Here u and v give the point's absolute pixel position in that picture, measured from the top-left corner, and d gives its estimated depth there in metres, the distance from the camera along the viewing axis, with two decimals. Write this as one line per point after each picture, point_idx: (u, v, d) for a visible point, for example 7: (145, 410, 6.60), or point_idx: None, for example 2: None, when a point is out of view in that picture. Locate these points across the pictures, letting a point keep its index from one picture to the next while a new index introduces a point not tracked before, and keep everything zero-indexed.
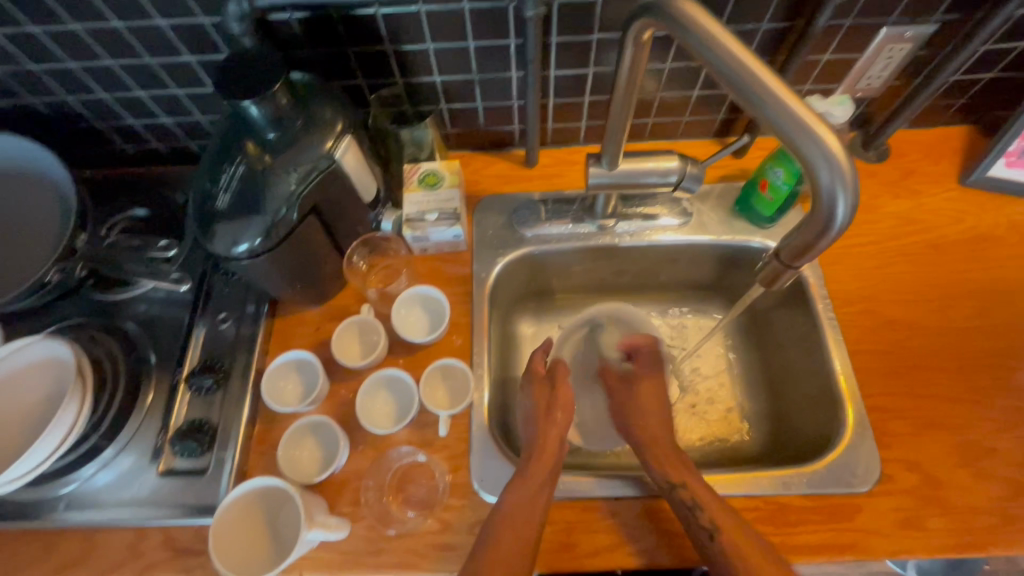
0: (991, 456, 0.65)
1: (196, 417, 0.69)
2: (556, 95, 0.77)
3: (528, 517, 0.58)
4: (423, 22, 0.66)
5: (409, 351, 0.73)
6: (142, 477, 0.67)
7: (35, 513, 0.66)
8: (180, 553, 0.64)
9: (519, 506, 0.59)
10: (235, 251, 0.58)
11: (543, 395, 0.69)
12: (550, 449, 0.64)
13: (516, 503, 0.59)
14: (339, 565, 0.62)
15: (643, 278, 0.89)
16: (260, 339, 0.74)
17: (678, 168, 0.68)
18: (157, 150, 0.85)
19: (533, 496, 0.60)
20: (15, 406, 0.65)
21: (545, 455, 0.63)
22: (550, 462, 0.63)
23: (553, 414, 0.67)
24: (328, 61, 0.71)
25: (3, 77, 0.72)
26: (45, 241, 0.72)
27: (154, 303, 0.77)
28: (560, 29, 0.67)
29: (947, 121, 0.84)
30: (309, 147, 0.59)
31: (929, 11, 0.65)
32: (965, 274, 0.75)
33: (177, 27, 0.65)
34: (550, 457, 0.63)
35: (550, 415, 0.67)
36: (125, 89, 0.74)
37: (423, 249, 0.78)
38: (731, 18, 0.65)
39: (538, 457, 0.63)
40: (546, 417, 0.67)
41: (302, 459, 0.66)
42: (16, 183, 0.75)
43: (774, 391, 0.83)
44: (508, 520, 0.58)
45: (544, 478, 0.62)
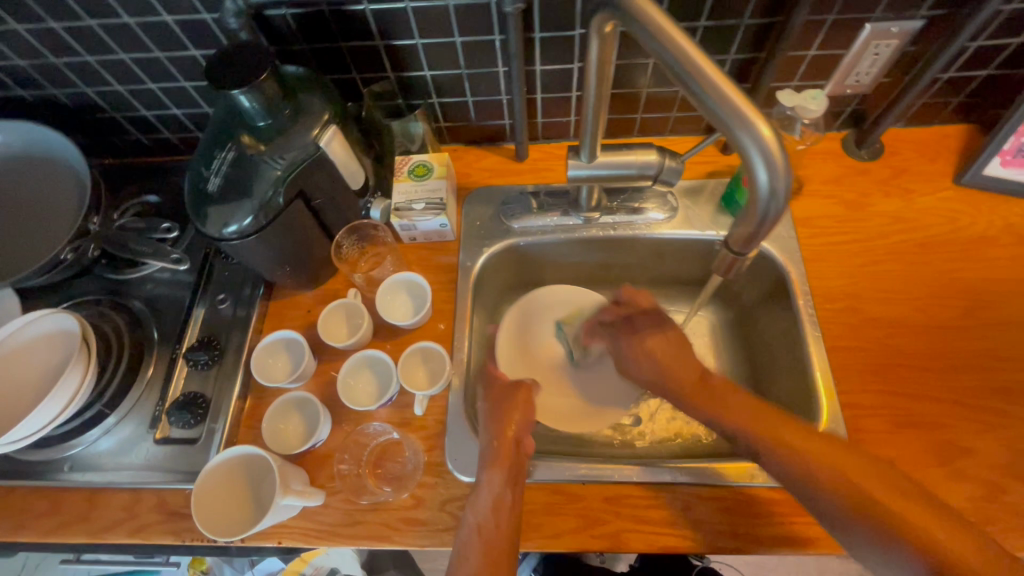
0: (970, 457, 0.64)
1: (192, 390, 0.73)
2: (543, 90, 0.79)
3: (495, 520, 0.58)
4: (410, 18, 0.69)
5: (394, 334, 0.76)
6: (140, 444, 0.72)
7: (43, 472, 0.71)
8: (171, 516, 0.68)
9: (488, 512, 0.58)
10: (226, 232, 0.62)
11: (501, 398, 0.67)
12: (512, 452, 0.62)
13: (483, 506, 0.59)
14: (316, 534, 0.65)
15: (631, 273, 0.90)
16: (254, 320, 0.78)
17: (656, 161, 0.68)
18: (168, 141, 0.90)
19: (496, 498, 0.59)
20: (27, 372, 0.70)
21: (503, 458, 0.62)
22: (513, 467, 0.61)
23: (511, 418, 0.65)
24: (323, 56, 0.74)
25: (28, 70, 0.78)
26: (61, 222, 0.78)
27: (159, 283, 0.82)
28: (543, 26, 0.69)
29: (945, 119, 0.83)
30: (296, 135, 0.63)
31: (914, 6, 0.65)
32: (954, 274, 0.74)
33: (182, 23, 0.69)
34: (511, 462, 0.62)
35: (506, 417, 0.65)
36: (137, 81, 0.79)
37: (412, 238, 0.81)
38: (710, 14, 0.66)
39: (496, 466, 0.61)
40: (503, 419, 0.65)
41: (286, 432, 0.70)
42: (38, 168, 0.81)
43: (758, 389, 0.83)
44: (478, 529, 0.57)
45: (504, 482, 0.60)
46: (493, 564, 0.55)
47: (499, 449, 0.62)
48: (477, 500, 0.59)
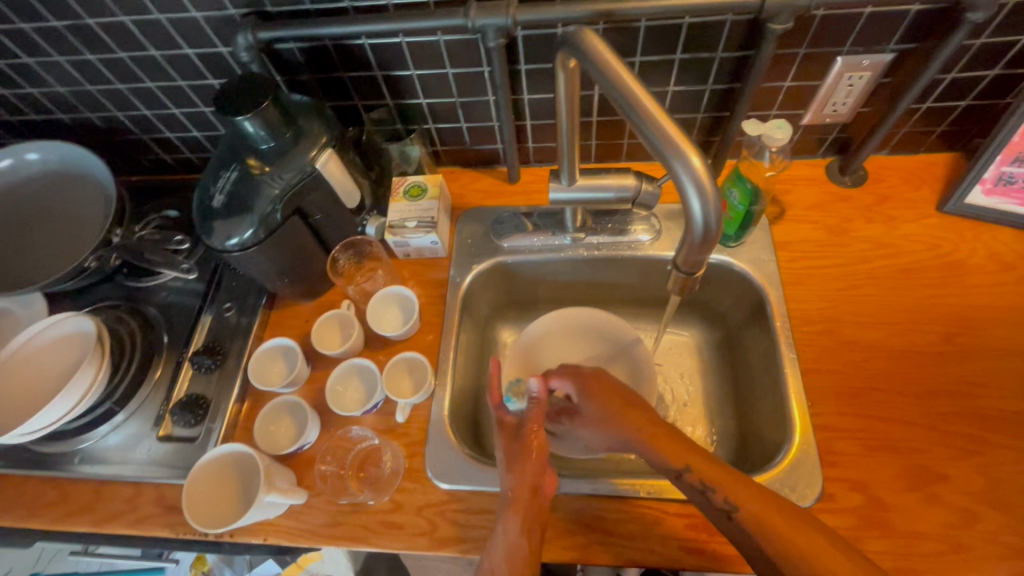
0: (943, 483, 0.64)
1: (194, 391, 0.78)
2: (532, 118, 0.84)
3: (508, 568, 0.60)
4: (405, 51, 0.74)
5: (385, 345, 0.80)
6: (144, 440, 0.77)
7: (55, 464, 0.76)
8: (168, 510, 0.73)
9: (503, 561, 0.60)
10: (228, 244, 0.68)
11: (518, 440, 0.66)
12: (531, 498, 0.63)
13: (498, 555, 0.60)
14: (299, 532, 0.68)
15: (618, 292, 0.93)
16: (255, 327, 0.83)
17: (632, 185, 0.72)
18: (190, 160, 0.98)
19: (511, 546, 0.61)
20: (47, 369, 0.76)
21: (520, 503, 0.62)
22: (532, 514, 0.62)
23: (529, 460, 0.64)
24: (327, 85, 0.81)
25: (67, 96, 0.86)
26: (88, 233, 0.85)
27: (172, 291, 0.88)
28: (527, 59, 0.74)
29: (929, 147, 0.84)
30: (294, 156, 0.69)
31: (884, 40, 0.68)
32: (934, 300, 0.75)
33: (201, 56, 0.76)
34: (527, 510, 0.62)
35: (520, 465, 0.64)
36: (162, 107, 0.86)
37: (406, 254, 0.86)
38: (685, 47, 0.70)
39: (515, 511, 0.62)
40: (519, 468, 0.64)
41: (277, 432, 0.74)
42: (71, 183, 0.89)
43: (740, 411, 0.84)
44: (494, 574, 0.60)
45: (520, 528, 0.62)
46: None
47: (515, 501, 0.62)
48: (498, 546, 0.61)
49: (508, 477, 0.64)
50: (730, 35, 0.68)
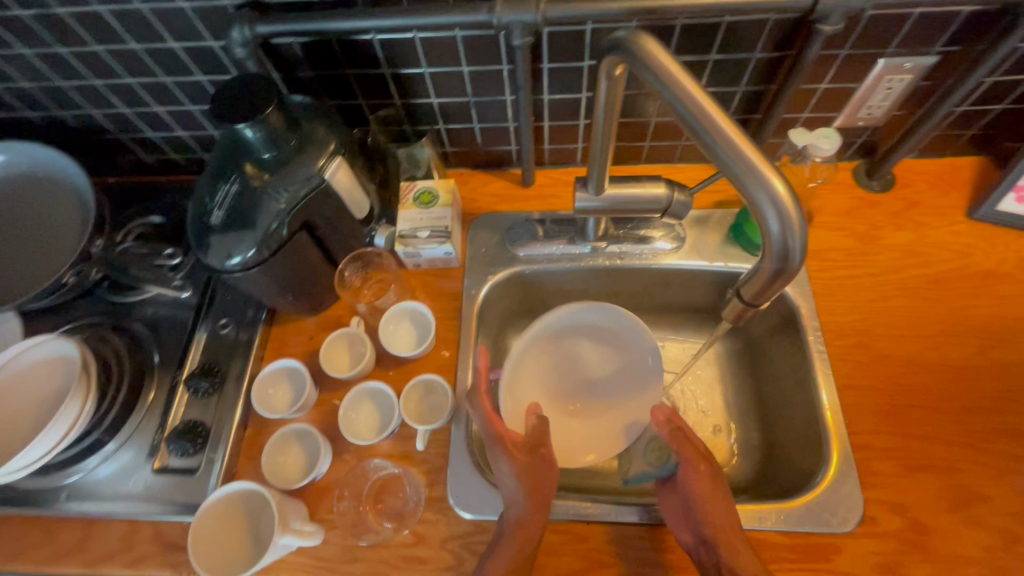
0: (982, 503, 0.62)
1: (192, 418, 0.72)
2: (550, 118, 0.78)
3: None
4: (417, 47, 0.68)
5: (397, 363, 0.75)
6: (138, 472, 0.71)
7: (40, 501, 0.70)
8: (168, 548, 0.67)
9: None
10: (228, 264, 0.62)
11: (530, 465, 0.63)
12: (535, 513, 0.60)
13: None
14: (314, 571, 0.64)
15: (638, 300, 0.89)
16: (256, 346, 0.77)
17: (665, 195, 0.67)
18: (174, 161, 0.90)
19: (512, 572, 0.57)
20: (25, 399, 0.69)
21: (527, 522, 0.60)
22: (539, 531, 0.60)
23: (542, 481, 0.63)
24: (329, 83, 0.74)
25: (35, 92, 0.77)
26: (65, 244, 0.77)
27: (161, 306, 0.81)
28: (551, 56, 0.69)
29: (957, 151, 0.82)
30: (301, 166, 0.63)
31: (929, 42, 0.64)
32: (967, 311, 0.73)
33: (189, 50, 0.69)
34: (530, 532, 0.60)
35: (534, 488, 0.62)
36: (144, 105, 0.78)
37: (416, 264, 0.80)
38: (721, 47, 0.66)
39: (522, 527, 0.60)
40: (534, 490, 0.61)
41: (286, 464, 0.69)
42: (43, 188, 0.81)
43: (766, 423, 0.81)
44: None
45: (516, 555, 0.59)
46: None
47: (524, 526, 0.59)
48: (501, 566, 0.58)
49: (514, 488, 0.61)
50: (770, 37, 0.64)
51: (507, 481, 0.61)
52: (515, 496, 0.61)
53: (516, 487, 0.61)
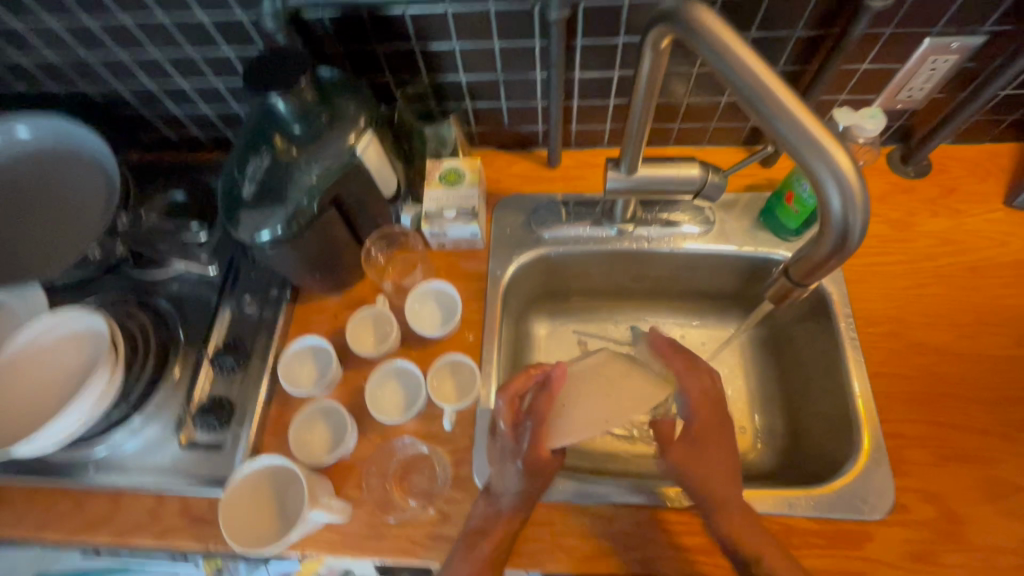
0: (1017, 493, 0.62)
1: (218, 394, 0.72)
2: (580, 97, 0.77)
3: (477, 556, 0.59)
4: (449, 21, 0.67)
5: (422, 344, 0.75)
6: (165, 447, 0.71)
7: (68, 473, 0.71)
8: (196, 522, 0.67)
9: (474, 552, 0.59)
10: (258, 239, 0.61)
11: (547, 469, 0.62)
12: (515, 513, 0.61)
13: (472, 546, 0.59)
14: (341, 547, 0.64)
15: (662, 285, 0.88)
16: (280, 324, 0.76)
17: (699, 176, 0.66)
18: (196, 138, 0.89)
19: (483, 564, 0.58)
20: (53, 372, 0.70)
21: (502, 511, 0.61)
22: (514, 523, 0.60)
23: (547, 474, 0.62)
24: (356, 58, 0.73)
25: (61, 65, 0.77)
26: (91, 219, 0.77)
27: (185, 283, 0.81)
28: (585, 32, 0.67)
29: (997, 136, 0.80)
30: (332, 141, 0.62)
31: (978, 21, 0.62)
32: (1004, 300, 0.71)
33: (216, 22, 0.68)
34: (505, 529, 0.60)
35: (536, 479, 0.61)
36: (169, 79, 0.77)
37: (441, 245, 0.80)
38: (761, 24, 0.64)
39: (501, 522, 0.60)
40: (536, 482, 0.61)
41: (312, 440, 0.69)
42: (68, 163, 0.80)
43: (791, 411, 0.80)
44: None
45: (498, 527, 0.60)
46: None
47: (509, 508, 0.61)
48: (474, 556, 0.59)
49: (517, 484, 0.60)
50: (812, 13, 0.62)
51: (511, 477, 0.60)
52: (520, 489, 0.60)
53: (523, 485, 0.60)
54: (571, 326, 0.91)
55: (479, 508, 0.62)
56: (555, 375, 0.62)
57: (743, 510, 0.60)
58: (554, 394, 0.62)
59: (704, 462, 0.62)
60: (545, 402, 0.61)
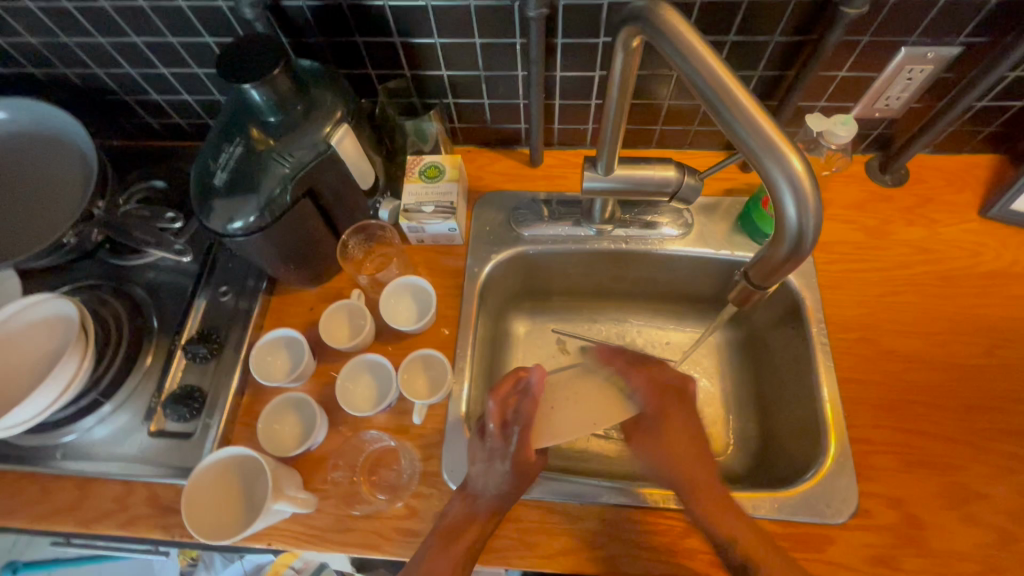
0: (978, 500, 0.62)
1: (189, 383, 0.72)
2: (562, 96, 0.77)
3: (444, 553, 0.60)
4: (430, 16, 0.67)
5: (397, 338, 0.75)
6: (134, 434, 0.71)
7: (35, 459, 0.70)
8: (163, 511, 0.67)
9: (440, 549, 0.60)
10: (230, 228, 0.61)
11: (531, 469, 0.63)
12: (491, 513, 0.61)
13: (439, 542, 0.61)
14: (307, 539, 0.64)
15: (641, 286, 0.88)
16: (255, 314, 0.76)
17: (675, 178, 0.66)
18: (178, 126, 0.89)
19: (453, 562, 0.60)
20: (23, 357, 0.69)
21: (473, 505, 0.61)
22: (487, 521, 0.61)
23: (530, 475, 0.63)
24: (338, 50, 0.73)
25: (40, 48, 0.76)
26: (67, 203, 0.77)
27: (162, 271, 0.80)
28: (566, 31, 0.67)
29: (974, 148, 0.80)
30: (307, 132, 0.62)
31: (954, 31, 0.63)
32: (975, 310, 0.72)
33: (197, 9, 0.67)
34: (480, 529, 0.61)
35: (520, 480, 0.62)
36: (150, 66, 0.77)
37: (419, 240, 0.80)
38: (740, 28, 0.64)
39: (473, 524, 0.61)
40: (521, 482, 0.62)
41: (282, 432, 0.69)
42: (45, 147, 0.80)
43: (764, 414, 0.81)
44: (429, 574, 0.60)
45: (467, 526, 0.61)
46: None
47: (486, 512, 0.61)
48: (445, 555, 0.60)
49: (500, 484, 0.61)
50: (790, 19, 0.63)
51: (496, 477, 0.61)
52: (500, 490, 0.61)
53: (506, 486, 0.61)
54: (550, 325, 0.92)
55: (456, 507, 0.62)
56: (535, 380, 0.61)
57: (744, 526, 0.60)
58: (539, 396, 0.61)
59: (673, 444, 0.69)
60: (529, 410, 0.61)
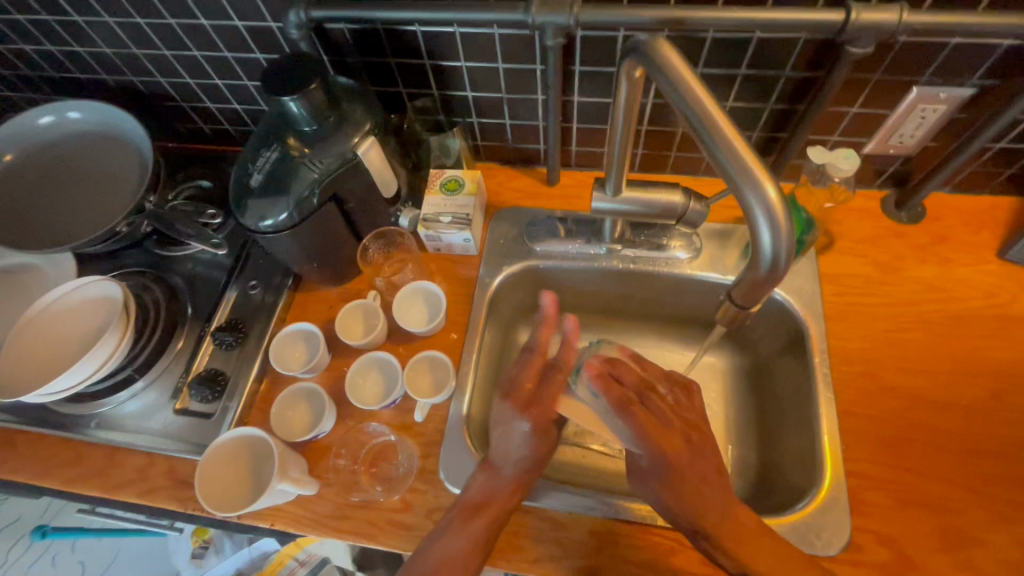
0: (977, 546, 0.61)
1: (214, 367, 0.77)
2: (578, 120, 0.81)
3: (471, 522, 0.61)
4: (457, 41, 0.72)
5: (408, 339, 0.79)
6: (161, 411, 0.76)
7: (72, 426, 0.77)
8: (178, 484, 0.72)
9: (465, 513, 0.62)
10: (261, 225, 0.67)
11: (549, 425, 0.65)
12: (515, 486, 0.63)
13: (464, 513, 0.62)
14: (305, 522, 0.68)
15: (650, 306, 0.90)
16: (279, 308, 0.81)
17: (681, 203, 0.68)
18: (227, 132, 0.97)
19: (473, 538, 0.60)
20: (71, 332, 0.76)
21: (508, 483, 0.63)
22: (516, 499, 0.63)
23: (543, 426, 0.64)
24: (373, 69, 0.79)
25: (114, 58, 0.85)
26: (123, 195, 0.85)
27: (199, 263, 0.87)
28: (583, 60, 0.71)
29: (995, 189, 0.80)
30: (337, 142, 0.67)
31: (966, 73, 0.64)
32: (986, 352, 0.71)
33: (250, 29, 0.75)
34: (500, 506, 0.62)
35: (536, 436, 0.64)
36: (207, 76, 0.85)
37: (436, 248, 0.84)
38: (752, 62, 0.67)
39: (490, 506, 0.62)
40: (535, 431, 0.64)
41: (292, 419, 0.73)
42: (108, 144, 0.88)
43: (764, 443, 0.80)
44: (445, 548, 0.61)
45: (507, 491, 0.63)
46: (463, 556, 0.60)
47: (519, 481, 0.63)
48: (468, 529, 0.61)
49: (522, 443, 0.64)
50: (800, 55, 0.65)
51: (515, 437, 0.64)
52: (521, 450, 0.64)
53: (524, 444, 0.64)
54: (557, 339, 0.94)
55: (478, 482, 0.64)
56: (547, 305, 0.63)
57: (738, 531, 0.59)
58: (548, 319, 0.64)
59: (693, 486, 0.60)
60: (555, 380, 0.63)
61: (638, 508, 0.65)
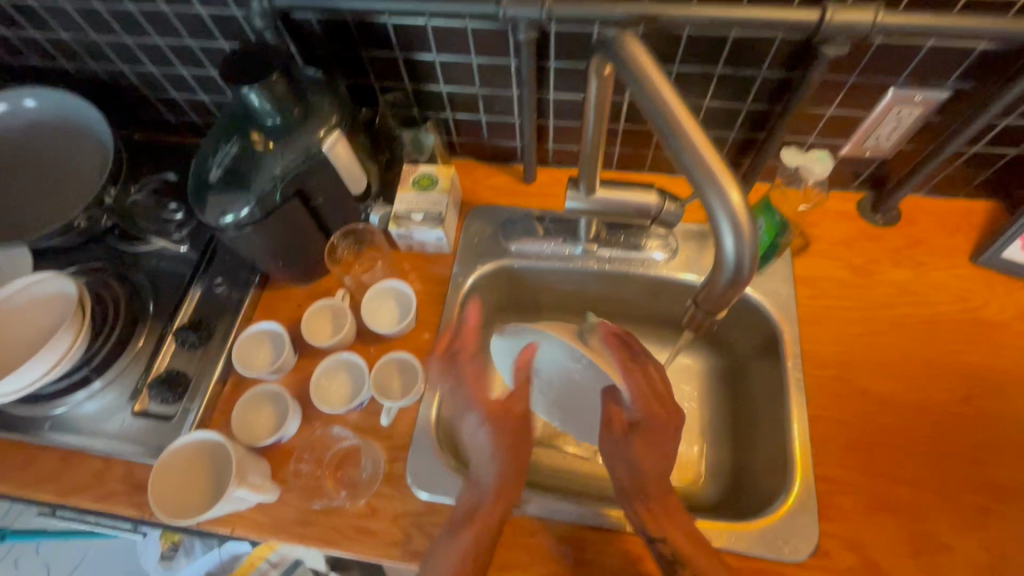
0: (943, 551, 0.61)
1: (175, 367, 0.74)
2: (554, 117, 0.79)
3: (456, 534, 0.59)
4: (429, 34, 0.70)
5: (378, 340, 0.77)
6: (120, 413, 0.74)
7: (25, 428, 0.74)
8: (136, 488, 0.70)
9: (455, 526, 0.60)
10: (221, 221, 0.65)
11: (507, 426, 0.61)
12: (497, 491, 0.61)
13: (452, 527, 0.60)
14: (267, 528, 0.66)
15: (627, 307, 0.89)
16: (244, 307, 0.79)
17: (655, 203, 0.66)
18: (195, 123, 0.93)
19: (462, 549, 0.58)
20: (24, 330, 0.73)
21: (493, 492, 0.61)
22: (501, 507, 0.61)
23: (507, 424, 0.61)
24: (343, 60, 0.76)
25: (72, 44, 0.82)
26: (81, 187, 0.81)
27: (163, 259, 0.84)
28: (558, 55, 0.70)
29: (969, 193, 0.80)
30: (301, 135, 0.65)
31: (941, 76, 0.63)
32: (957, 356, 0.71)
33: (214, 16, 0.72)
34: (485, 517, 0.60)
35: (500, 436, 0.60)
36: (170, 65, 0.82)
37: (409, 246, 0.82)
38: (729, 61, 0.65)
39: (478, 517, 0.60)
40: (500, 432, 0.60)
41: (255, 422, 0.71)
42: (66, 134, 0.85)
43: (738, 446, 0.80)
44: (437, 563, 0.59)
45: (492, 498, 0.61)
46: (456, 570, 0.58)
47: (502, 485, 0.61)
48: (456, 541, 0.59)
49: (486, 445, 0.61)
50: (777, 55, 0.64)
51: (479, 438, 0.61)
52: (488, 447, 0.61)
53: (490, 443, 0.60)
54: None
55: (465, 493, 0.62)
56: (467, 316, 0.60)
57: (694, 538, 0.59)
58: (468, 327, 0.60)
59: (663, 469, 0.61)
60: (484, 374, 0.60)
61: (608, 513, 0.64)
